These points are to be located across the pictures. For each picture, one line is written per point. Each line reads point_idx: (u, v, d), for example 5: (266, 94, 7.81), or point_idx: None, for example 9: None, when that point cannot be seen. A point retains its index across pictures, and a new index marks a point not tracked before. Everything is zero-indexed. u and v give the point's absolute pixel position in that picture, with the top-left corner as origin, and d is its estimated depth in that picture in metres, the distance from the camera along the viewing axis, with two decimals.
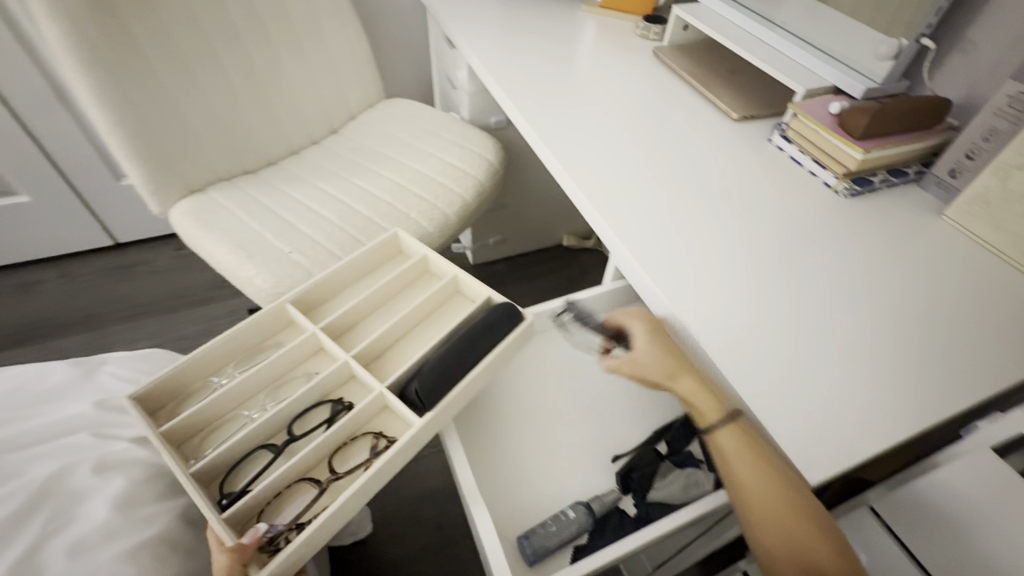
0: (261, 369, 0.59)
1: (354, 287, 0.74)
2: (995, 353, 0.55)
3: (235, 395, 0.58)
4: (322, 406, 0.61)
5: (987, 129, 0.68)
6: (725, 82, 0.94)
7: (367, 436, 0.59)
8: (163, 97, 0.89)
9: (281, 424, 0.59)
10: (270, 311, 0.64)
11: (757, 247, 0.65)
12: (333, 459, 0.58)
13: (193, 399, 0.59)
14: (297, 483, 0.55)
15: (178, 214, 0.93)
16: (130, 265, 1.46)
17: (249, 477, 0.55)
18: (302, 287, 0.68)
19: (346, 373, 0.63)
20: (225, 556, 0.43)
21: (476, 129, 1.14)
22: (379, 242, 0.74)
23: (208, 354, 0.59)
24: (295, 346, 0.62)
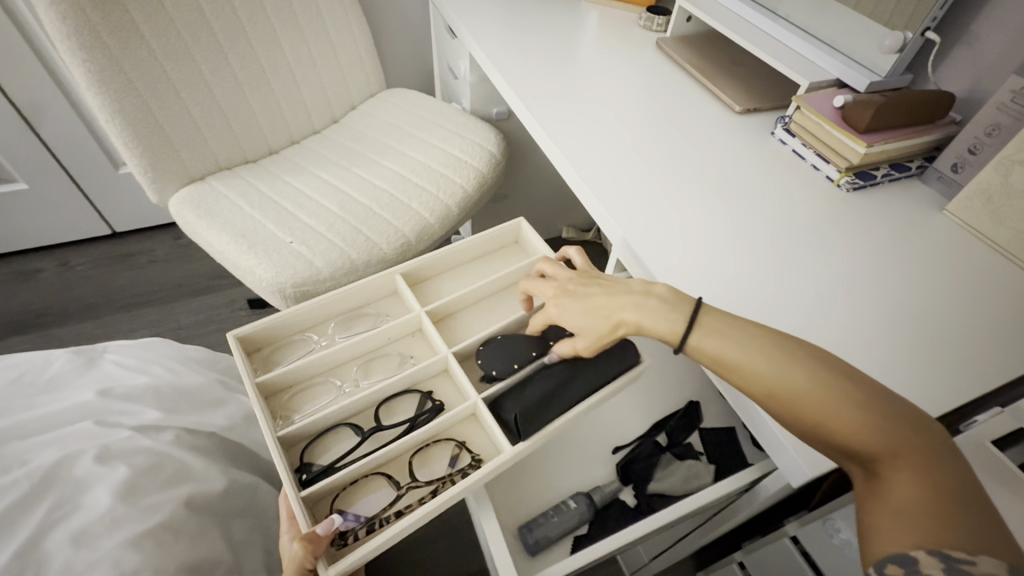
0: (359, 341, 0.62)
1: (464, 267, 0.76)
2: (994, 348, 0.55)
3: (329, 361, 0.62)
4: (410, 400, 0.61)
5: (990, 124, 0.67)
6: (729, 74, 0.94)
7: (449, 442, 0.58)
8: (165, 84, 0.88)
9: (370, 408, 0.60)
10: (380, 279, 0.67)
11: (762, 239, 0.65)
12: (414, 459, 0.57)
13: (290, 351, 0.64)
14: (372, 474, 0.55)
15: (178, 202, 0.93)
16: (128, 254, 1.46)
17: (329, 452, 0.57)
18: (414, 262, 0.70)
19: (442, 368, 0.63)
20: (300, 546, 0.45)
21: (478, 120, 1.14)
22: (498, 229, 0.75)
23: (310, 310, 0.64)
24: (397, 324, 0.64)
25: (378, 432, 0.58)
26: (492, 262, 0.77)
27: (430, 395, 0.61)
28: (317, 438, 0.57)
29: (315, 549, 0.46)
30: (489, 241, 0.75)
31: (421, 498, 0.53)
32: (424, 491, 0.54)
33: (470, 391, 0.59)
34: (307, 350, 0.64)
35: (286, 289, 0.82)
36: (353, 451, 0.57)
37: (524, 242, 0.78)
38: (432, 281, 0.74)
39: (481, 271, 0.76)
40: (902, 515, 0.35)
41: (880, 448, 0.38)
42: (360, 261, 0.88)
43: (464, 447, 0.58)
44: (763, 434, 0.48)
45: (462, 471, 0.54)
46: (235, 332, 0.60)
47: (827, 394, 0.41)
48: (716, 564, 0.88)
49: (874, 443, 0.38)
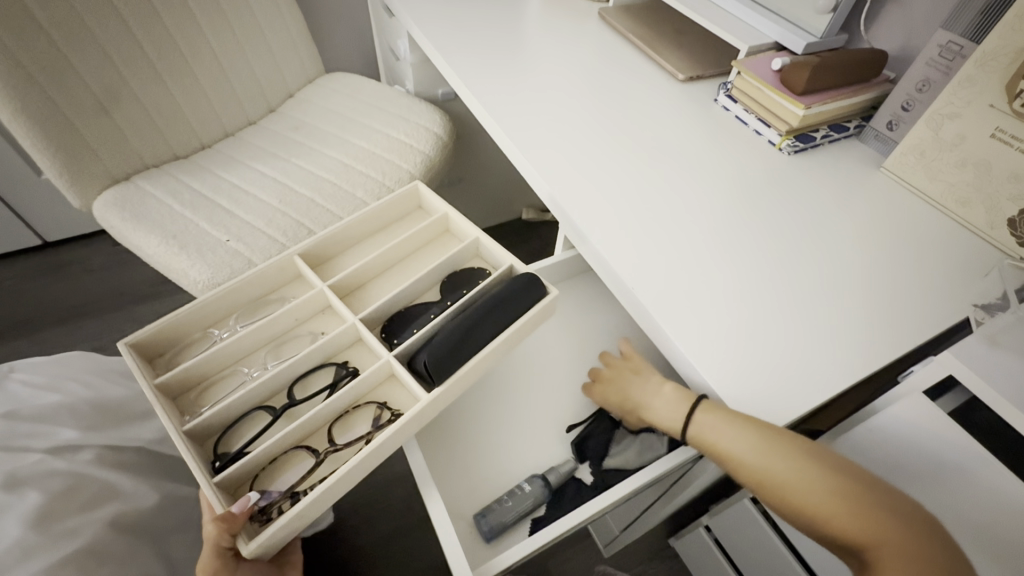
0: (262, 326, 0.58)
1: (371, 241, 0.73)
2: (932, 299, 0.56)
3: (235, 352, 0.58)
4: (324, 371, 0.59)
5: (921, 80, 0.69)
6: (670, 42, 0.92)
7: (369, 405, 0.57)
8: (70, 76, 0.81)
9: (282, 388, 0.58)
10: (278, 264, 0.64)
11: (717, 211, 0.64)
12: (334, 427, 0.56)
13: (191, 351, 0.60)
14: (293, 449, 0.53)
15: (100, 205, 0.87)
16: (62, 265, 1.37)
17: (245, 438, 0.55)
18: (311, 241, 0.66)
19: (354, 337, 0.61)
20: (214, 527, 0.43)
21: (423, 101, 1.10)
22: (398, 196, 0.72)
23: (206, 306, 0.59)
24: (301, 303, 0.61)
25: (293, 408, 0.56)
26: (398, 231, 0.75)
27: (344, 363, 0.60)
28: (229, 427, 0.54)
29: (232, 528, 0.45)
30: (390, 209, 0.73)
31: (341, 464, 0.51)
32: (347, 455, 0.53)
33: (382, 351, 0.57)
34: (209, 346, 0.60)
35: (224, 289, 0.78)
36: (268, 430, 0.54)
37: (425, 206, 0.76)
38: (337, 258, 0.71)
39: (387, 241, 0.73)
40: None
41: (877, 540, 0.40)
42: None
43: (384, 407, 0.56)
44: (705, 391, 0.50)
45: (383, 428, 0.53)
46: (126, 340, 0.54)
47: (821, 488, 0.42)
48: (685, 530, 0.90)
49: (869, 536, 0.40)
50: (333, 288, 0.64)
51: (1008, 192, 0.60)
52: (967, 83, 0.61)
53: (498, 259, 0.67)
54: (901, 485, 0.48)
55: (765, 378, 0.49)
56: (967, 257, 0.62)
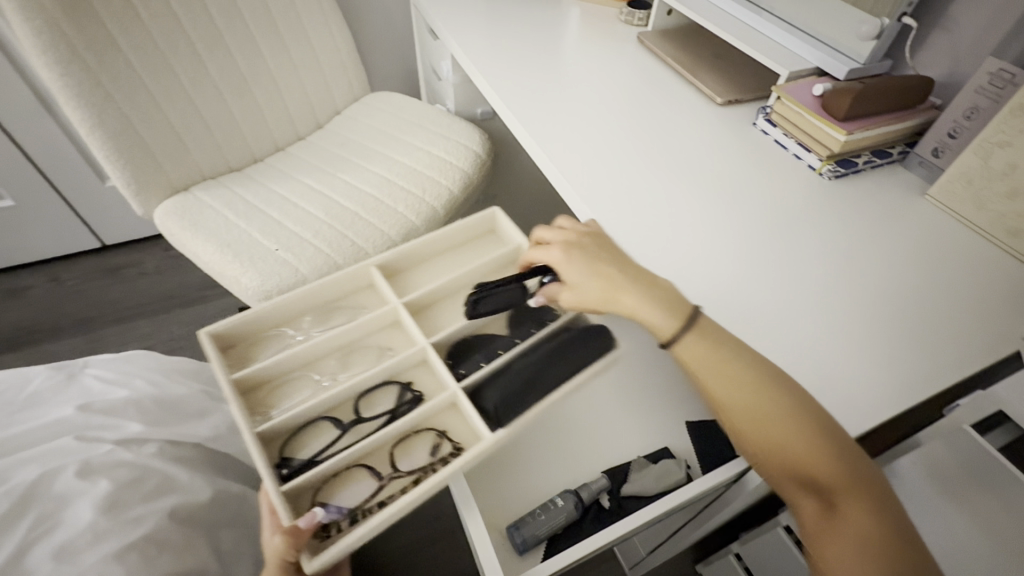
0: (336, 335, 0.62)
1: (441, 258, 0.76)
2: (977, 330, 0.55)
3: (306, 357, 0.62)
4: (390, 390, 0.61)
5: (969, 107, 0.68)
6: (710, 66, 0.94)
7: (430, 432, 0.58)
8: (143, 95, 0.88)
9: (347, 402, 0.60)
10: (355, 272, 0.68)
11: (747, 230, 0.65)
12: (396, 449, 0.57)
13: (266, 346, 0.65)
14: (354, 466, 0.55)
15: (162, 213, 0.92)
16: (119, 267, 1.45)
17: (308, 444, 0.57)
18: (389, 253, 0.70)
19: (421, 358, 0.63)
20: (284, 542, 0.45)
21: (462, 120, 1.13)
22: (473, 219, 0.75)
23: (283, 307, 0.64)
24: (375, 316, 0.64)
25: (358, 425, 0.58)
26: (470, 250, 0.77)
27: (407, 386, 0.62)
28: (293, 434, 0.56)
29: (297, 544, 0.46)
30: (469, 229, 0.76)
31: (403, 488, 0.53)
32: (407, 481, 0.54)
33: (448, 380, 0.59)
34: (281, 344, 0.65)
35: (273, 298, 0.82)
36: (332, 445, 0.56)
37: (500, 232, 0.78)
38: (408, 272, 0.74)
39: (463, 259, 0.76)
40: (863, 551, 0.39)
41: (843, 482, 0.42)
42: (347, 266, 0.87)
43: (445, 436, 0.57)
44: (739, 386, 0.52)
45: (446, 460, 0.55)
46: (206, 329, 0.59)
47: (799, 428, 0.45)
48: (714, 556, 0.88)
49: (838, 478, 0.43)
50: (404, 306, 0.66)
51: None
52: (1018, 112, 0.60)
53: None
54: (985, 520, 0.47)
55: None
56: (1018, 288, 0.60)
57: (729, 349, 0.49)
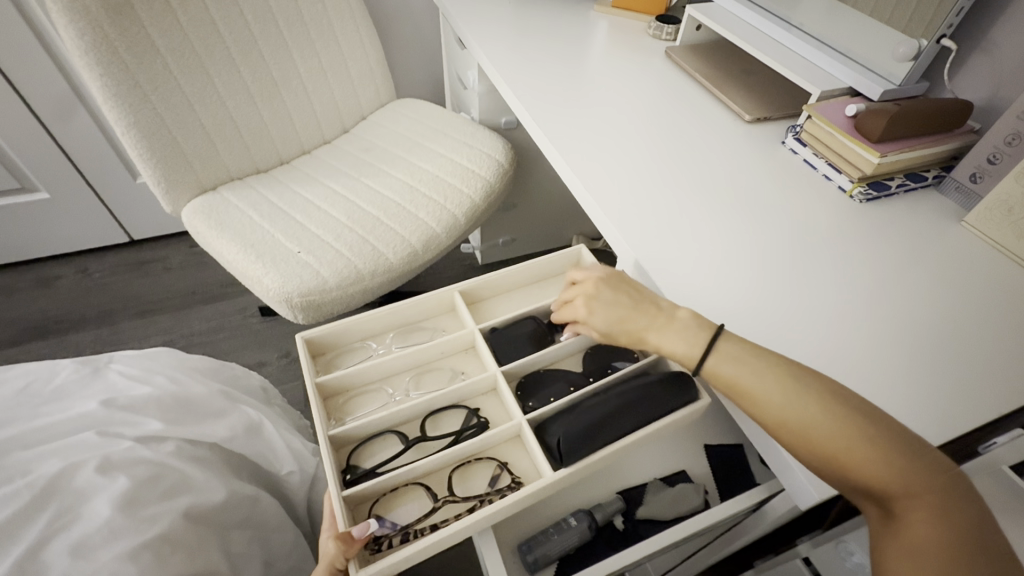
0: (414, 353, 0.68)
1: (523, 290, 0.79)
2: (1015, 366, 0.53)
3: (384, 369, 0.69)
4: (456, 413, 0.66)
5: (1010, 133, 0.65)
6: (739, 83, 0.92)
7: (490, 462, 0.62)
8: (178, 96, 0.90)
9: (417, 419, 0.66)
10: (439, 296, 0.74)
11: (785, 257, 0.63)
12: (455, 475, 0.61)
13: (350, 356, 0.73)
14: (411, 484, 0.59)
15: (189, 212, 0.94)
16: (145, 261, 1.48)
17: (374, 455, 0.63)
18: (470, 282, 0.75)
19: (489, 386, 0.67)
20: (335, 545, 0.49)
21: (487, 129, 1.14)
22: (558, 254, 0.78)
23: (369, 320, 0.71)
24: (451, 340, 0.69)
25: (422, 442, 0.63)
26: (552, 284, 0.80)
27: (475, 411, 0.66)
28: (364, 442, 0.63)
29: (348, 551, 0.50)
30: (553, 265, 0.79)
31: (456, 514, 0.56)
32: (461, 507, 0.57)
33: (515, 413, 0.62)
34: (364, 356, 0.72)
35: (293, 300, 0.82)
36: (397, 458, 0.62)
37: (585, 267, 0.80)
38: (490, 301, 0.78)
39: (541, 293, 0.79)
40: (922, 562, 0.37)
41: (901, 488, 0.39)
42: (367, 271, 0.88)
43: (504, 468, 0.61)
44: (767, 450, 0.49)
45: (500, 492, 0.58)
46: (303, 334, 0.68)
47: (845, 433, 0.41)
48: None
49: (892, 485, 0.39)
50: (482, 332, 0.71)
51: None
52: None
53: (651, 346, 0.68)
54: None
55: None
56: None
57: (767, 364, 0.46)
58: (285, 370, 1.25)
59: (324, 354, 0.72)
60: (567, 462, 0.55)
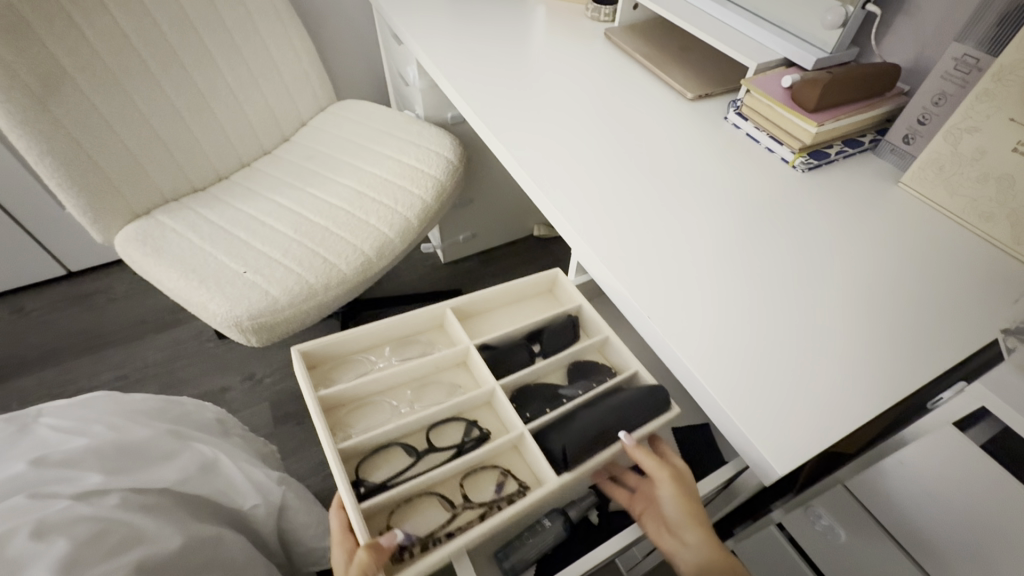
0: (412, 367, 0.67)
1: (504, 309, 0.78)
2: (959, 319, 0.55)
3: (382, 384, 0.67)
4: (456, 425, 0.65)
5: (937, 93, 0.67)
6: (679, 61, 0.93)
7: (494, 470, 0.62)
8: (94, 117, 0.84)
9: (419, 430, 0.65)
10: (430, 312, 0.72)
11: (739, 242, 0.62)
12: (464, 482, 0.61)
13: (349, 368, 0.70)
14: (422, 495, 0.59)
15: (122, 240, 0.88)
16: (85, 295, 1.40)
17: (380, 469, 0.61)
18: (462, 299, 0.74)
19: (485, 400, 0.67)
20: (366, 553, 0.47)
21: (433, 126, 1.11)
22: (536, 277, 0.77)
23: (369, 334, 0.69)
24: (445, 355, 0.68)
25: (427, 455, 0.62)
26: (529, 309, 0.79)
27: (474, 422, 0.66)
28: (371, 455, 0.62)
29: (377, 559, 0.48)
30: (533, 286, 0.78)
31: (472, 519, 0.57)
32: (474, 513, 0.57)
33: (515, 422, 0.61)
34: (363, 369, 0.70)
35: (243, 323, 0.79)
36: (404, 471, 0.61)
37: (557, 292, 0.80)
38: (475, 319, 0.77)
39: (522, 314, 0.78)
40: None
41: None
42: (320, 285, 0.85)
43: (508, 474, 0.61)
44: (732, 433, 0.48)
45: (509, 498, 0.58)
46: (298, 346, 0.66)
47: None
48: None
49: None
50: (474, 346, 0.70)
51: None
52: (984, 97, 0.60)
53: (626, 359, 0.69)
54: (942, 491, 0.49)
55: (784, 440, 0.46)
56: (993, 273, 0.60)
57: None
58: (250, 393, 1.21)
59: (318, 366, 0.69)
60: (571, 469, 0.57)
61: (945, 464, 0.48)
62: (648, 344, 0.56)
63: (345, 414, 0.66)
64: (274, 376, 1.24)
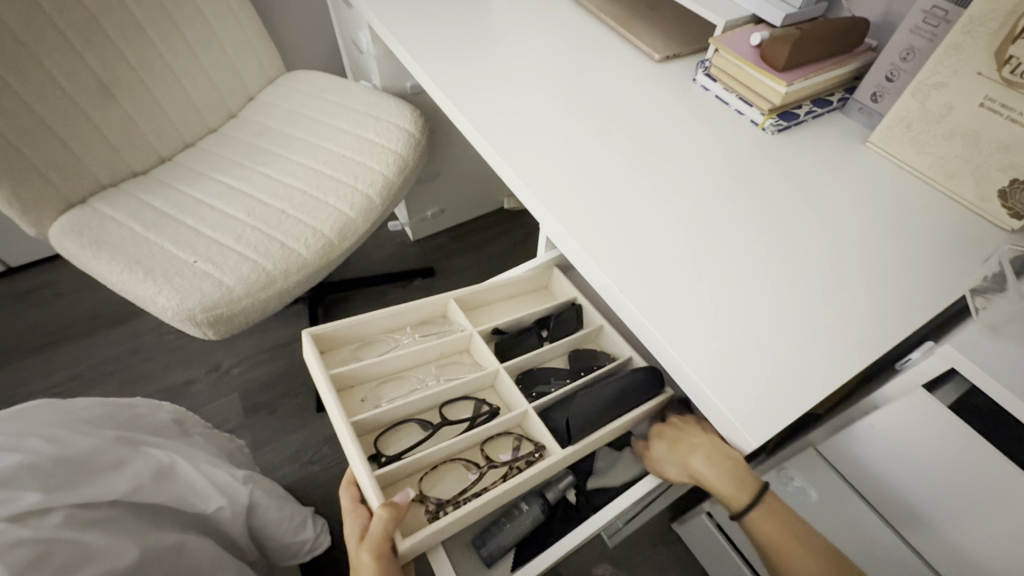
0: (425, 349, 0.68)
1: (503, 302, 0.80)
2: (925, 279, 0.55)
3: (399, 364, 0.68)
4: (465, 404, 0.69)
5: (905, 48, 0.66)
6: (646, 20, 0.89)
7: (507, 437, 0.66)
8: (10, 98, 0.75)
9: (434, 406, 0.68)
10: (436, 301, 0.72)
11: (712, 211, 0.60)
12: (481, 449, 0.65)
13: (361, 351, 0.70)
14: (445, 464, 0.63)
15: (57, 233, 0.81)
16: (29, 290, 1.31)
17: (398, 444, 0.64)
18: (466, 290, 0.74)
19: (489, 381, 0.69)
20: (387, 510, 0.49)
21: (391, 96, 1.04)
22: (534, 269, 0.78)
23: (389, 317, 0.69)
24: (450, 341, 0.70)
25: (443, 429, 0.66)
26: (526, 303, 0.80)
27: (483, 399, 0.69)
28: (389, 430, 0.65)
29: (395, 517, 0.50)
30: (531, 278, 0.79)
31: (495, 480, 0.61)
32: (496, 474, 0.62)
33: (518, 401, 0.65)
34: (375, 353, 0.70)
35: (197, 316, 0.74)
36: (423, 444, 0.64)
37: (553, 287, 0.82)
38: (476, 312, 0.78)
39: (519, 308, 0.80)
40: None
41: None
42: (278, 272, 0.80)
43: (523, 438, 0.65)
44: (709, 408, 0.47)
45: (526, 458, 0.63)
46: (310, 330, 0.64)
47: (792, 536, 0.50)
48: (687, 516, 0.91)
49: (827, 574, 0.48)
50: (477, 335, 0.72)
51: (997, 162, 0.59)
52: (953, 51, 0.59)
53: (620, 349, 0.73)
54: (916, 452, 0.50)
55: (753, 408, 0.45)
56: (956, 230, 0.60)
57: (689, 441, 0.54)
58: (217, 384, 1.16)
59: (327, 351, 0.68)
60: (575, 440, 0.61)
61: (919, 426, 0.48)
62: (620, 319, 0.54)
63: (357, 394, 0.67)
64: (242, 366, 1.20)
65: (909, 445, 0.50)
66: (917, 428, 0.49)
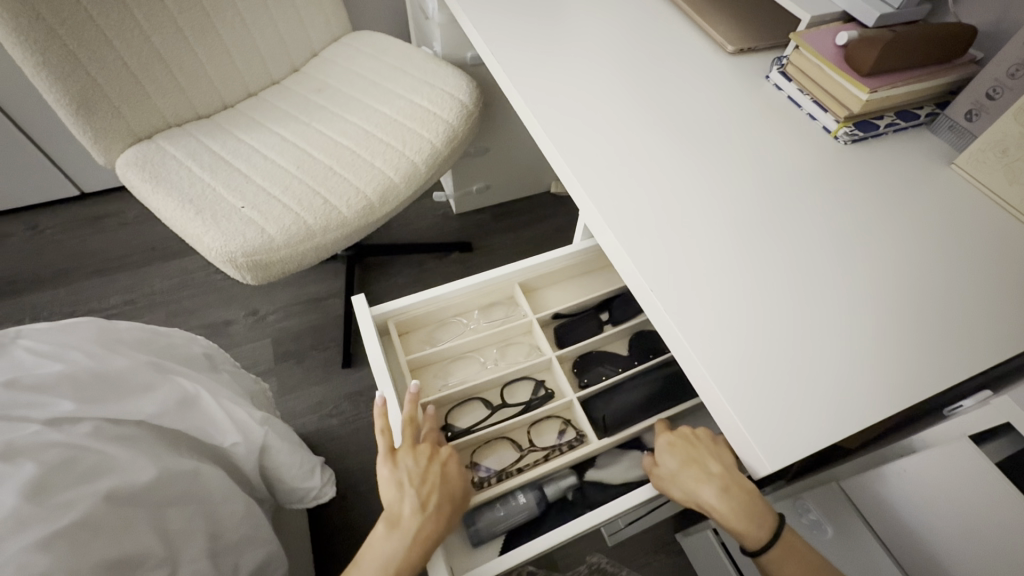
0: (488, 335, 0.71)
1: (572, 279, 0.80)
2: (994, 322, 0.50)
3: (464, 347, 0.72)
4: (523, 385, 0.72)
5: (1015, 63, 0.59)
6: (725, 9, 0.83)
7: (555, 420, 0.70)
8: (94, 32, 0.80)
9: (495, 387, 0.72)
10: (502, 286, 0.74)
11: (765, 220, 0.57)
12: (531, 431, 0.70)
13: (429, 331, 0.74)
14: (497, 439, 0.69)
15: (123, 164, 0.86)
16: (98, 217, 1.40)
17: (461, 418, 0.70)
18: (532, 271, 0.74)
19: (546, 365, 0.72)
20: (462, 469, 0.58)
21: (450, 65, 1.03)
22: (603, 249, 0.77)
23: (457, 303, 0.72)
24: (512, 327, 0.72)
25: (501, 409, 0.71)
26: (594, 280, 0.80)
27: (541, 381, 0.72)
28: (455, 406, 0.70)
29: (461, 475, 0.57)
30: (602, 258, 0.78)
31: (538, 460, 0.67)
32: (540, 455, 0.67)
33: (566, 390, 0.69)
34: (442, 333, 0.74)
35: (237, 260, 0.77)
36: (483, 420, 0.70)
37: None
38: (541, 290, 0.79)
39: (587, 286, 0.80)
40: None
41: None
42: (318, 227, 0.82)
43: (568, 423, 0.69)
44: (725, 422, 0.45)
45: (569, 443, 0.67)
46: (375, 310, 0.66)
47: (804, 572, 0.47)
48: (693, 529, 0.89)
49: None
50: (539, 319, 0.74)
51: None
52: None
53: None
54: (946, 501, 0.47)
55: (776, 433, 0.43)
56: None
57: (705, 466, 0.50)
58: (253, 328, 1.22)
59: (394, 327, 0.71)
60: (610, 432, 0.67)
61: (959, 478, 0.46)
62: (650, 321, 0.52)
63: (426, 373, 0.72)
64: (278, 314, 1.25)
65: (941, 493, 0.47)
66: (955, 479, 0.46)
